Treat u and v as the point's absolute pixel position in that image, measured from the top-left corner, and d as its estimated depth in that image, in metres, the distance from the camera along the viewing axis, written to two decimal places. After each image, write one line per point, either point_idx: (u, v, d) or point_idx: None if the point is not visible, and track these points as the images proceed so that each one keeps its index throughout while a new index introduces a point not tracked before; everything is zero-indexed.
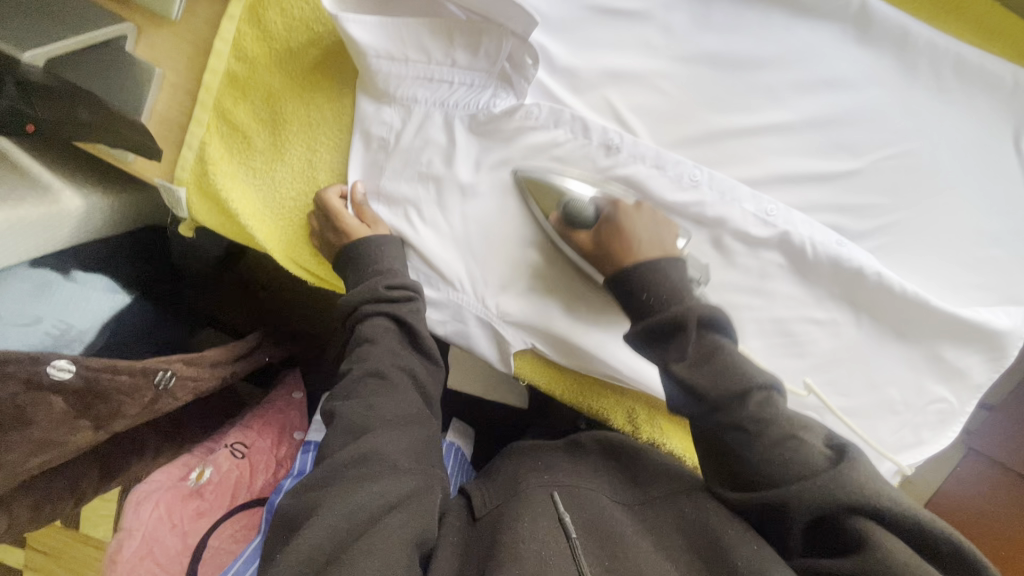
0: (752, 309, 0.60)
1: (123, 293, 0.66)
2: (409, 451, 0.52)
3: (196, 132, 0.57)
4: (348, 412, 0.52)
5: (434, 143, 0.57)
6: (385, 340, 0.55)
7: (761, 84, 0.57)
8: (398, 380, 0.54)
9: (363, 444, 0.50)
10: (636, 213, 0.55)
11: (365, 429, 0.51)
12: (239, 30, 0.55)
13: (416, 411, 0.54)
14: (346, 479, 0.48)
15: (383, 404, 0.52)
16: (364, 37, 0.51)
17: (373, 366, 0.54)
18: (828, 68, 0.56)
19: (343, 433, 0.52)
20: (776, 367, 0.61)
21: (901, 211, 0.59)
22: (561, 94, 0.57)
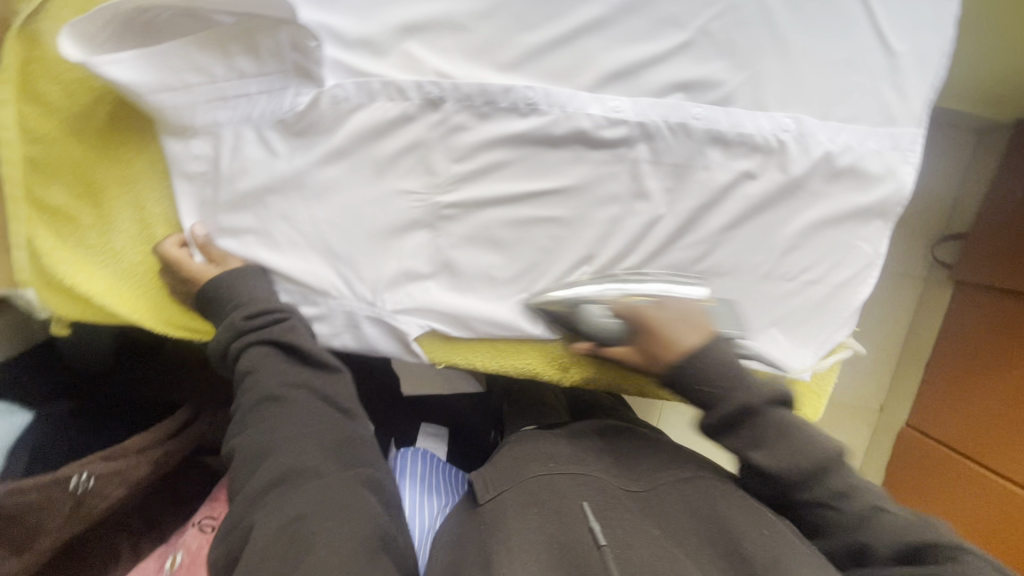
0: (631, 219, 0.58)
1: (21, 410, 0.65)
2: (322, 452, 0.50)
3: (17, 229, 0.54)
4: (244, 446, 0.50)
5: (253, 161, 0.55)
6: (264, 369, 0.53)
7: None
8: (291, 399, 0.52)
9: (273, 467, 0.48)
10: (659, 309, 0.56)
11: (264, 453, 0.49)
12: (20, 112, 0.53)
13: (333, 426, 0.52)
14: (262, 504, 0.47)
15: (277, 423, 0.50)
16: (126, 77, 0.49)
17: (264, 391, 0.52)
18: None
19: (246, 467, 0.50)
20: (679, 262, 0.60)
21: (746, 67, 0.55)
22: (363, 65, 0.54)
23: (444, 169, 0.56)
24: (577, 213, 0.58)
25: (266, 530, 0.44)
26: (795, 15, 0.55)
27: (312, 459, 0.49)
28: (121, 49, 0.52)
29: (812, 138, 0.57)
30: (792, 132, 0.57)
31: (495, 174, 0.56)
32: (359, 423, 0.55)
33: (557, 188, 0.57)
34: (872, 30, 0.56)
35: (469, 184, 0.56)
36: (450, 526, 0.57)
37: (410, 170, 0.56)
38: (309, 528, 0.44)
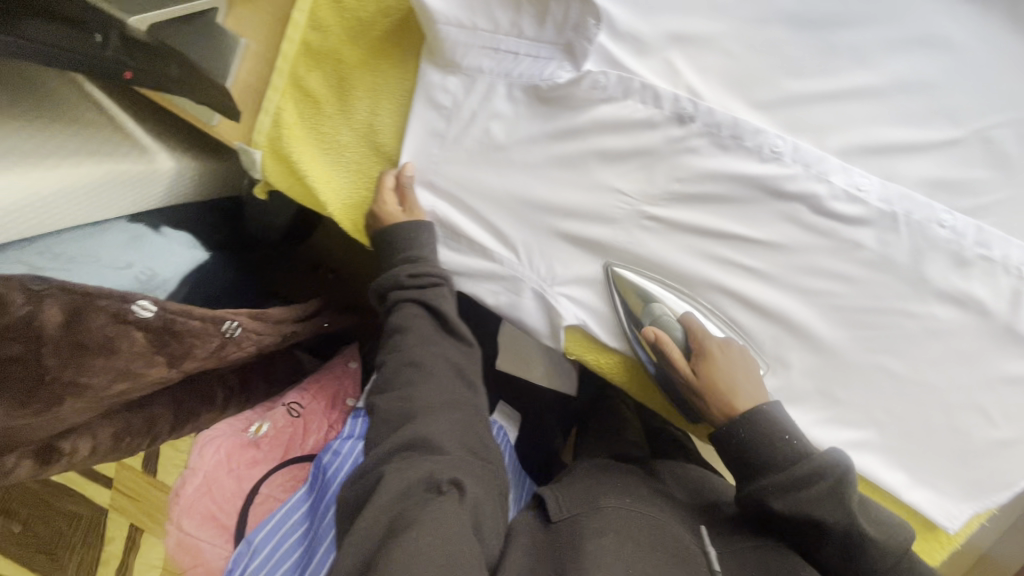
0: (827, 302, 0.57)
1: (201, 249, 0.71)
2: (442, 392, 0.60)
3: (273, 98, 0.61)
4: (396, 318, 0.64)
5: (494, 113, 0.59)
6: (408, 310, 0.63)
7: (845, 44, 0.52)
8: (414, 356, 0.61)
9: (404, 412, 0.58)
10: (723, 354, 0.60)
11: (406, 419, 0.58)
12: (315, 2, 0.58)
13: (450, 377, 0.62)
14: (388, 410, 0.60)
15: (416, 393, 0.59)
16: (436, 5, 0.54)
17: (408, 355, 0.62)
18: (927, 24, 0.50)
19: (382, 424, 0.59)
20: (857, 361, 0.58)
21: (1009, 188, 0.52)
22: (625, 59, 0.55)
23: (665, 188, 0.58)
24: (771, 277, 0.58)
25: (364, 550, 0.49)
26: None
27: (428, 324, 0.63)
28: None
29: None
30: None
31: (706, 205, 0.57)
32: (476, 401, 0.63)
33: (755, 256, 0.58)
34: None
35: (683, 206, 0.58)
36: (630, 519, 0.58)
37: (631, 171, 0.58)
38: (411, 515, 0.49)
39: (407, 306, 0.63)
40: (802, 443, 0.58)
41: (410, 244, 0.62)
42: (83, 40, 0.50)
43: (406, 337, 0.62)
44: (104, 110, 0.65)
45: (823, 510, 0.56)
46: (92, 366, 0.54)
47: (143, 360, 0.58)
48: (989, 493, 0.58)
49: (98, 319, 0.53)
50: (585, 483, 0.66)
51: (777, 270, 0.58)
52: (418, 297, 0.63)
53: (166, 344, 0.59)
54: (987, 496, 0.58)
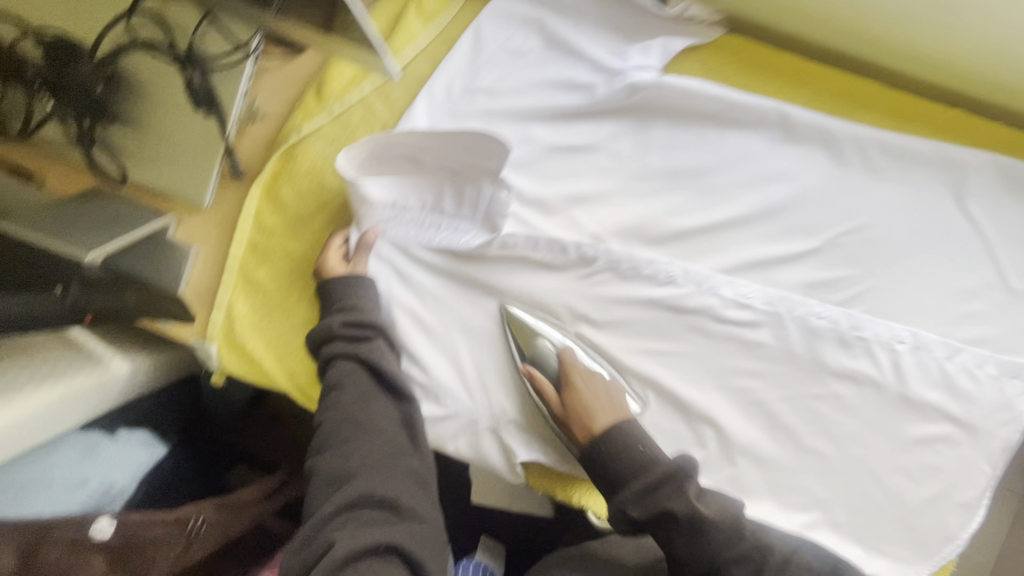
0: (752, 397, 0.63)
1: (159, 443, 0.71)
2: (385, 448, 0.58)
3: (224, 294, 0.66)
4: (332, 376, 0.61)
5: (421, 275, 0.66)
6: (343, 365, 0.61)
7: (708, 187, 0.63)
8: (351, 385, 0.60)
9: (343, 471, 0.57)
10: (588, 379, 0.63)
11: (345, 477, 0.57)
12: (259, 208, 0.66)
13: (391, 439, 0.60)
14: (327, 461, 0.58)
15: (355, 451, 0.58)
16: (376, 194, 0.63)
17: (344, 413, 0.59)
18: (766, 165, 0.62)
19: (324, 486, 0.57)
20: (791, 446, 0.63)
21: (868, 279, 0.62)
22: (534, 219, 0.64)
23: (588, 319, 0.65)
24: (699, 385, 0.64)
25: None
26: (910, 252, 0.62)
27: (366, 385, 0.60)
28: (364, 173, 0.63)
29: (928, 352, 0.62)
30: (909, 343, 0.62)
31: (629, 329, 0.65)
32: (421, 453, 0.60)
33: (680, 367, 0.64)
34: (992, 266, 0.61)
35: (606, 330, 0.65)
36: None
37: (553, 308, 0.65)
38: None
39: (340, 366, 0.61)
40: (657, 452, 0.60)
41: (625, 458, 0.60)
42: (45, 296, 0.56)
43: (343, 397, 0.60)
44: (65, 334, 0.68)
45: (676, 501, 0.57)
46: None
47: None
48: (936, 550, 0.62)
49: (53, 552, 0.54)
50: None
51: (702, 375, 0.64)
52: (350, 353, 0.61)
53: (127, 562, 0.57)
54: (936, 553, 0.62)
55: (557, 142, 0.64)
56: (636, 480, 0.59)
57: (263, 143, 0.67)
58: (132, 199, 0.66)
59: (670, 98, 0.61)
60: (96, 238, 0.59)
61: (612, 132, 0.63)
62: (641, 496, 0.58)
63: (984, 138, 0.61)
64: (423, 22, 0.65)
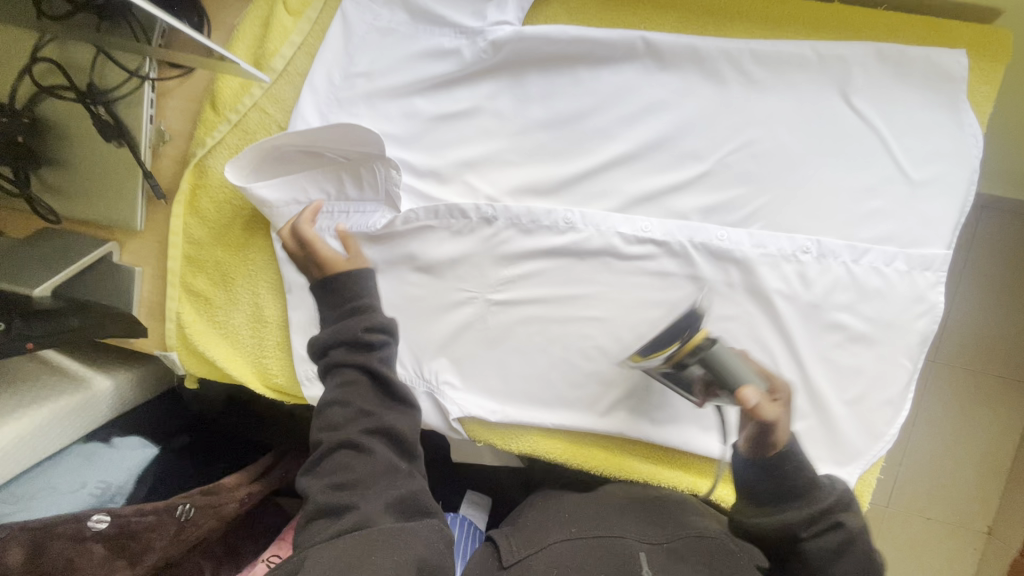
0: None
1: (152, 444, 0.79)
2: (389, 465, 0.53)
3: (172, 305, 0.72)
4: (333, 389, 0.55)
5: (339, 261, 0.69)
6: (350, 373, 0.55)
7: (591, 129, 0.63)
8: (354, 396, 0.55)
9: (344, 496, 0.51)
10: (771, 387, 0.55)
11: (346, 502, 0.50)
12: (185, 222, 0.71)
13: (392, 456, 0.54)
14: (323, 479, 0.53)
15: (357, 471, 0.52)
16: (270, 195, 0.65)
17: (345, 435, 0.53)
18: (644, 96, 0.62)
19: (320, 516, 0.51)
20: None
21: (764, 195, 0.61)
22: (431, 190, 0.67)
23: (500, 278, 0.67)
24: (613, 324, 0.65)
25: None
26: (804, 159, 0.60)
27: (371, 399, 0.55)
28: (255, 179, 0.67)
29: (834, 258, 0.61)
30: (813, 252, 0.61)
31: (538, 280, 0.66)
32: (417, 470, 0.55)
33: (593, 309, 0.65)
34: (889, 160, 0.59)
35: (518, 286, 0.67)
36: (580, 550, 0.56)
37: (463, 272, 0.67)
38: None
39: (344, 371, 0.55)
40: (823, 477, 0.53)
41: (803, 471, 0.52)
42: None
43: (346, 411, 0.54)
44: (47, 359, 0.76)
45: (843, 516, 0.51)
46: None
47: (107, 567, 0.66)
48: (867, 450, 0.63)
49: (59, 544, 0.63)
50: (537, 519, 0.63)
51: (616, 314, 0.65)
52: (362, 363, 0.55)
53: (125, 547, 0.67)
54: (865, 451, 0.63)
55: (439, 111, 0.65)
56: (810, 499, 0.51)
57: (179, 161, 0.72)
58: (75, 232, 0.73)
59: (535, 48, 0.62)
60: (43, 275, 0.65)
61: (490, 92, 0.64)
62: (814, 522, 0.50)
63: (863, 28, 0.59)
64: (292, 17, 0.67)
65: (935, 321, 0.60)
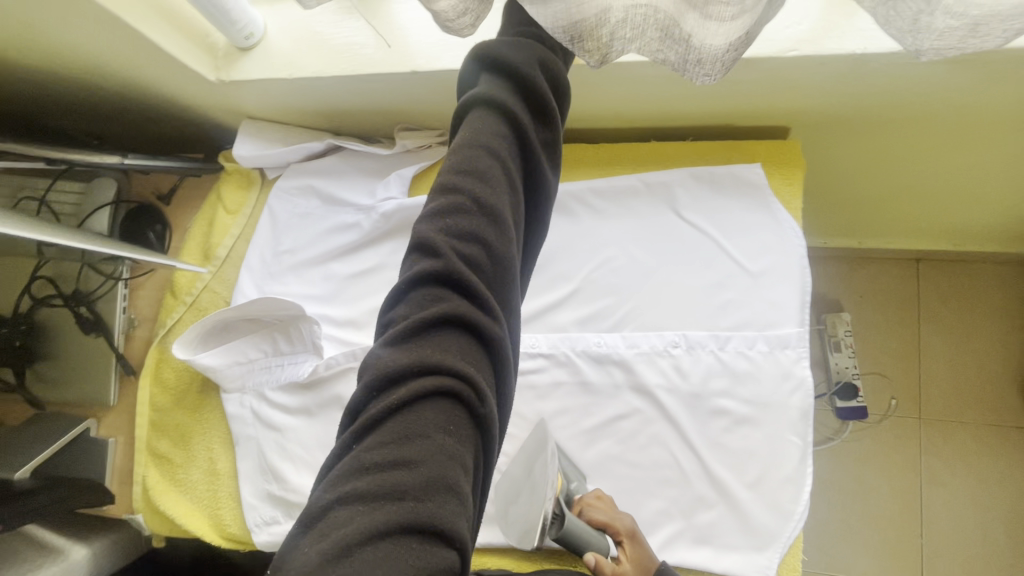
0: (568, 433, 0.69)
1: None
2: (493, 276, 0.29)
3: (139, 469, 0.81)
4: (474, 121, 0.31)
5: (279, 409, 0.78)
6: (477, 126, 0.31)
7: None
8: (463, 191, 0.30)
9: (479, 290, 0.29)
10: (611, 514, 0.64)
11: (462, 321, 0.28)
12: (151, 392, 0.82)
13: (505, 253, 0.30)
14: (446, 234, 0.29)
15: (492, 262, 0.29)
16: (213, 362, 0.76)
17: (477, 200, 0.30)
18: None
19: (457, 307, 0.28)
20: (616, 469, 0.68)
21: (628, 302, 0.70)
22: (350, 336, 0.77)
23: None
24: (520, 435, 0.71)
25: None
26: (655, 267, 0.70)
27: (501, 194, 0.30)
28: (201, 349, 0.77)
29: (702, 349, 0.67)
30: (682, 346, 0.68)
31: None
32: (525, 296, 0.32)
33: None
34: (726, 257, 0.68)
35: None
36: None
37: None
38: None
39: (484, 115, 0.32)
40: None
41: None
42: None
43: (480, 156, 0.30)
44: (28, 533, 0.83)
45: None
46: None
47: None
48: (783, 533, 0.63)
49: None
50: None
51: (520, 425, 0.71)
52: (502, 98, 0.31)
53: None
54: (781, 534, 0.63)
55: (352, 270, 0.78)
56: None
57: (147, 341, 0.85)
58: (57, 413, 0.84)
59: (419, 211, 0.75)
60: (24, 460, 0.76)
61: (390, 249, 0.77)
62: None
63: (679, 156, 0.71)
64: (232, 214, 0.83)
65: (809, 393, 0.64)
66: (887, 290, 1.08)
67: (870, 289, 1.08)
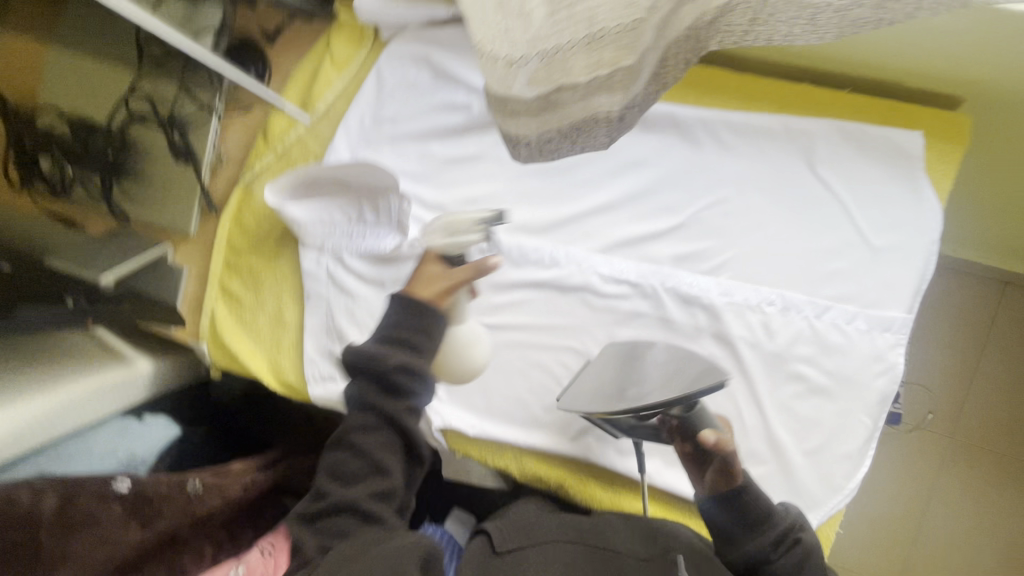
0: None
1: (175, 426, 0.90)
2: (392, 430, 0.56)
3: (209, 303, 0.84)
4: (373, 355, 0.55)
5: (353, 276, 0.79)
6: (399, 325, 0.55)
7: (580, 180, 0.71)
8: (400, 350, 0.54)
9: (373, 433, 0.56)
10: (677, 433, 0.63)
11: (376, 453, 0.56)
12: (229, 233, 0.83)
13: (398, 408, 0.55)
14: (376, 395, 0.56)
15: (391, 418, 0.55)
16: (300, 215, 0.77)
17: (382, 369, 0.55)
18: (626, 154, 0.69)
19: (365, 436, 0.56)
20: None
21: (732, 248, 0.67)
22: (435, 221, 0.76)
23: (487, 304, 0.74)
24: (588, 354, 0.71)
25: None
26: (770, 219, 0.66)
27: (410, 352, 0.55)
28: (290, 200, 0.78)
29: (796, 312, 0.65)
30: (777, 305, 0.65)
31: (521, 309, 0.73)
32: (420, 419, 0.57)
33: (570, 339, 0.71)
34: (851, 224, 0.63)
35: (503, 313, 0.74)
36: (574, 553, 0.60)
37: None
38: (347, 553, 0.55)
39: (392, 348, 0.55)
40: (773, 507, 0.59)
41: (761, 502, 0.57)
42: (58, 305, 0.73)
43: (393, 358, 0.54)
44: (99, 338, 0.89)
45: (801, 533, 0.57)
46: (80, 539, 0.69)
47: (121, 526, 0.73)
48: (826, 502, 0.64)
49: (86, 499, 0.71)
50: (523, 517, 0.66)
51: (590, 344, 0.71)
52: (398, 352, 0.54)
53: (140, 508, 0.75)
54: (824, 502, 0.64)
55: (451, 155, 0.75)
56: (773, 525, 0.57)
57: (232, 182, 0.85)
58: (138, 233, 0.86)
59: None
60: (108, 262, 0.79)
61: (494, 141, 0.74)
62: (781, 544, 0.56)
63: (833, 106, 0.65)
64: (337, 70, 0.80)
65: (896, 379, 0.63)
66: (974, 304, 1.02)
67: (958, 299, 1.03)
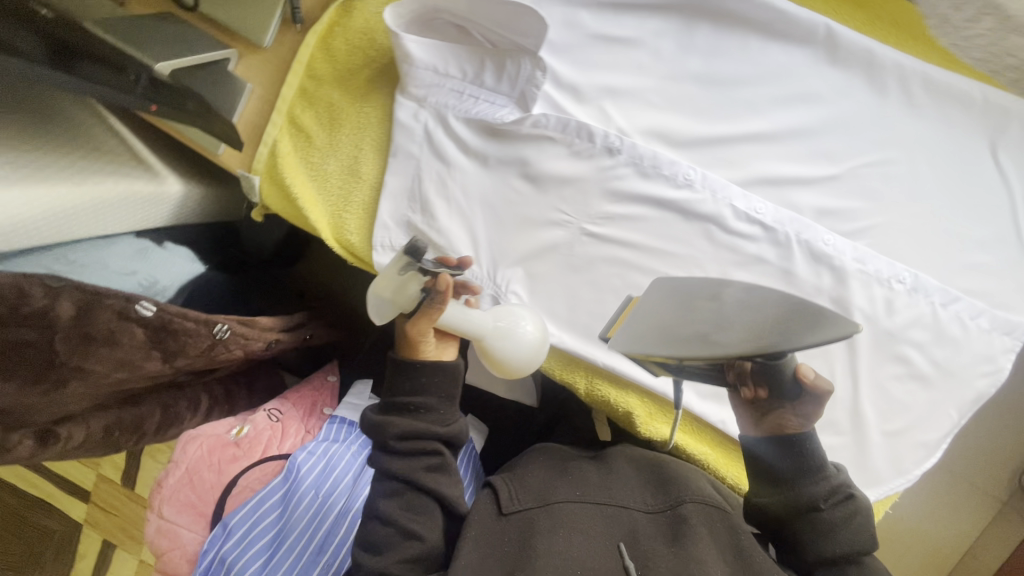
0: None
1: (199, 262, 0.80)
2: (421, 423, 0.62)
3: (271, 132, 0.71)
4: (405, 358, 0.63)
5: (452, 143, 0.69)
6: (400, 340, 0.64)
7: (742, 99, 0.64)
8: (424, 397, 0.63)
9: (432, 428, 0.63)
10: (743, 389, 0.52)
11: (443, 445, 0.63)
12: (312, 54, 0.70)
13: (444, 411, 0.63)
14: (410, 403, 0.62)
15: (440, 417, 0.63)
16: (416, 53, 0.64)
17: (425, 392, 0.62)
18: (802, 83, 0.62)
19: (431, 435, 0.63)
20: None
21: (880, 215, 0.63)
22: (565, 104, 0.66)
23: (599, 210, 0.67)
24: None
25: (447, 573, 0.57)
26: (931, 194, 0.62)
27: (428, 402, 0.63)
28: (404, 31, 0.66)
29: (924, 296, 0.62)
30: (908, 284, 0.62)
31: (634, 225, 0.67)
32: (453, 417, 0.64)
33: (680, 268, 0.67)
34: (1009, 220, 0.61)
35: (614, 224, 0.67)
36: (585, 510, 0.60)
37: (566, 195, 0.67)
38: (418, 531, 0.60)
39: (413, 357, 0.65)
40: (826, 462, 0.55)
41: (813, 455, 0.53)
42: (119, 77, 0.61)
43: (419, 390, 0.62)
44: (124, 139, 0.75)
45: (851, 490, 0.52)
46: (100, 355, 0.60)
47: (141, 353, 0.64)
48: (887, 481, 0.65)
49: (105, 314, 0.59)
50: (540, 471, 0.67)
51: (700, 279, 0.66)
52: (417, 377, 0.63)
53: (165, 339, 0.64)
54: (884, 481, 0.65)
55: (604, 32, 0.65)
56: (820, 479, 0.52)
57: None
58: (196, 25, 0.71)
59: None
60: (167, 53, 0.65)
61: (657, 29, 0.64)
62: (833, 496, 0.51)
63: None
64: None
65: (995, 382, 0.63)
66: None
67: None
